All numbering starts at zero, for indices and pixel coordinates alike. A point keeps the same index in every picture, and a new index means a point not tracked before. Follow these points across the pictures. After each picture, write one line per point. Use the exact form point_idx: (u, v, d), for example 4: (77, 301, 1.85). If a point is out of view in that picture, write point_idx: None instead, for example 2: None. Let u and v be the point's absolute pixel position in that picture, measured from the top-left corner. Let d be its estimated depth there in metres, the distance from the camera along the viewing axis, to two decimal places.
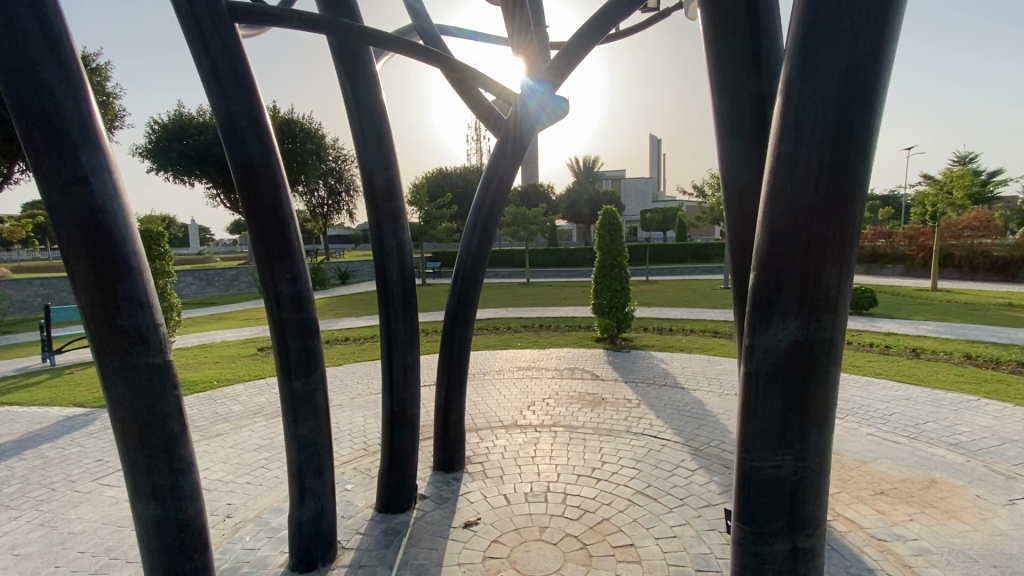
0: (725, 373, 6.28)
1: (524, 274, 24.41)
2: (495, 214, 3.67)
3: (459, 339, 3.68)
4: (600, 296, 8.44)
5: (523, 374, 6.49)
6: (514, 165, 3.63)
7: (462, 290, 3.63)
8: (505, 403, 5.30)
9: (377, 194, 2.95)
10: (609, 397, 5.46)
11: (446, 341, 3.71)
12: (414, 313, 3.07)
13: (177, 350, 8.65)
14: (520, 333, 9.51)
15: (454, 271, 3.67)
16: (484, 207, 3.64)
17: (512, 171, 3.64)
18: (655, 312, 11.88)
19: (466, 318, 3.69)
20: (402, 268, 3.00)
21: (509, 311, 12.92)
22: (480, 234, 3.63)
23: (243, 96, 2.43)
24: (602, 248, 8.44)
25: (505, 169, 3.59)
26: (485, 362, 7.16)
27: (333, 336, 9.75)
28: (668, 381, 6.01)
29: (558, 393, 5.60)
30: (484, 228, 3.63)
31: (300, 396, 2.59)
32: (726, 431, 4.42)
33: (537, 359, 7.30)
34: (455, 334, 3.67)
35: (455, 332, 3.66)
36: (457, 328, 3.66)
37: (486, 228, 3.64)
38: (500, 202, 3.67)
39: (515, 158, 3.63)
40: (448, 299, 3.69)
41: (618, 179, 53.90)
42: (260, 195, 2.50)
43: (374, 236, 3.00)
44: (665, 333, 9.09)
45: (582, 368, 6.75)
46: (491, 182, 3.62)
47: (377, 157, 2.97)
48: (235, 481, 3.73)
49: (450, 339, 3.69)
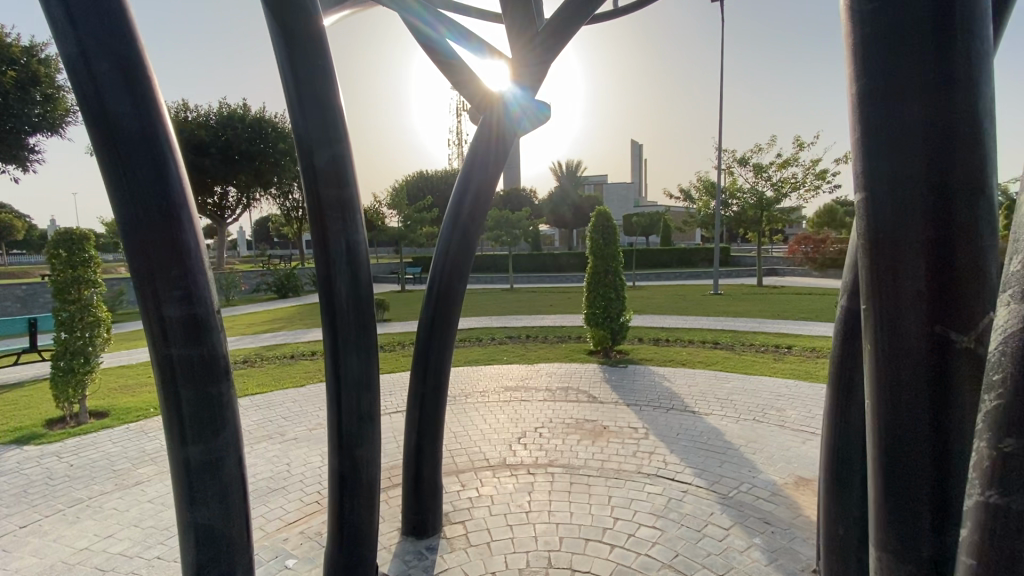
0: (737, 392, 5.62)
1: (507, 280, 23.69)
2: (481, 212, 2.90)
3: (435, 369, 2.89)
4: (593, 305, 7.76)
5: (512, 397, 5.70)
6: (498, 160, 2.90)
7: (437, 308, 2.86)
8: (492, 436, 4.50)
9: (320, 180, 2.16)
10: (613, 425, 4.69)
11: (417, 372, 2.92)
12: (373, 343, 2.28)
13: (116, 369, 7.64)
14: (505, 345, 8.73)
15: (428, 282, 2.90)
16: (465, 201, 2.86)
17: (496, 167, 2.90)
18: (648, 320, 11.24)
19: (443, 343, 2.90)
20: (354, 281, 2.21)
21: (493, 319, 12.16)
22: (461, 236, 2.86)
23: (101, 22, 1.59)
24: (594, 254, 7.75)
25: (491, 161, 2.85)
26: (467, 382, 6.37)
27: (300, 350, 8.88)
28: (676, 404, 5.30)
29: (553, 421, 4.82)
30: (466, 230, 2.86)
31: (199, 468, 1.80)
32: (756, 470, 3.71)
33: (525, 377, 6.51)
34: (430, 364, 2.88)
35: (429, 360, 2.88)
36: (432, 355, 2.88)
37: (468, 229, 2.87)
38: (487, 197, 2.90)
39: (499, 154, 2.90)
40: (420, 318, 2.91)
41: (599, 185, 53.84)
42: (135, 178, 1.67)
43: (316, 237, 2.20)
44: (664, 344, 8.43)
45: (578, 388, 5.97)
46: (474, 175, 2.85)
47: (320, 132, 2.18)
48: (140, 557, 2.87)
49: (422, 369, 2.89)
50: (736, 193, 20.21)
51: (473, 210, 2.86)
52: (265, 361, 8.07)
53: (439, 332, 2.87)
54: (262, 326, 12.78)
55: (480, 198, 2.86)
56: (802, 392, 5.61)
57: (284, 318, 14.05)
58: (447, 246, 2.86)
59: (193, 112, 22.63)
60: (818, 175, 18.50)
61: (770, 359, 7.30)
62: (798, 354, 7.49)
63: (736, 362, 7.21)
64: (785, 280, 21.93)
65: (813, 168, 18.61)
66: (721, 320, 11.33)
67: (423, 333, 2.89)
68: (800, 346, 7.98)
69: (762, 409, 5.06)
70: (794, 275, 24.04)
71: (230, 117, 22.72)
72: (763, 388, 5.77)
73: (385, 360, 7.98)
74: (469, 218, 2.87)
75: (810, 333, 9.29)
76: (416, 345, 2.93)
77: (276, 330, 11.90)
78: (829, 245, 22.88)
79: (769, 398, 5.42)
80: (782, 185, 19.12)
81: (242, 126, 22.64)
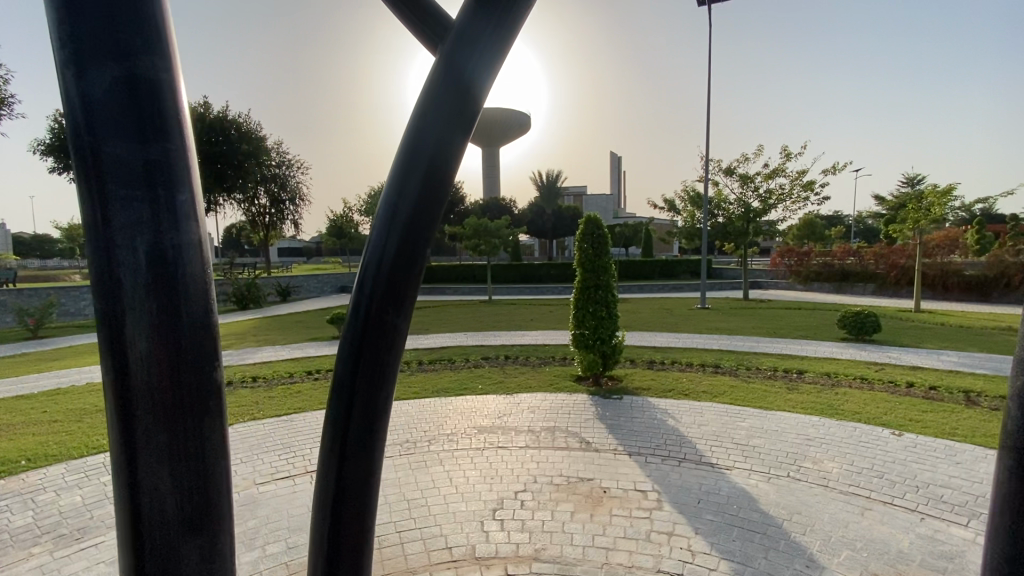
0: (757, 436, 4.68)
1: (485, 292, 22.69)
2: (435, 208, 1.85)
3: (361, 445, 1.83)
4: (581, 324, 6.76)
5: (486, 442, 4.62)
6: (457, 130, 1.81)
7: (363, 354, 1.80)
8: (457, 509, 3.42)
9: (99, 127, 1.10)
10: (613, 487, 3.67)
11: (330, 445, 1.86)
12: (221, 428, 1.23)
13: (10, 400, 6.36)
14: (480, 369, 7.69)
15: (350, 309, 1.84)
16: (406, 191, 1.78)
17: (455, 141, 1.81)
18: (638, 339, 10.30)
19: (373, 406, 1.84)
20: (164, 323, 1.13)
21: (466, 337, 11.06)
22: (401, 244, 1.79)
23: None
24: (583, 265, 6.76)
25: (443, 135, 1.76)
26: (433, 420, 5.30)
27: (241, 375, 7.65)
28: (688, 453, 4.31)
29: (538, 482, 3.76)
30: (406, 234, 1.78)
31: None
32: (815, 565, 2.73)
33: (503, 414, 5.43)
34: (350, 439, 1.83)
35: (350, 433, 1.82)
36: (352, 426, 1.82)
37: (412, 233, 1.80)
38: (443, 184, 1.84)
39: (456, 115, 1.79)
40: (337, 366, 1.85)
41: (579, 196, 53.58)
42: None
43: (90, 240, 1.11)
44: (659, 369, 7.46)
45: (566, 430, 4.92)
46: (416, 157, 1.77)
47: (97, 31, 1.10)
48: None
49: (341, 443, 1.83)
50: (721, 204, 19.56)
51: (418, 203, 1.79)
52: None
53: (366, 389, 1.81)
54: None
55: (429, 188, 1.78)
56: (834, 435, 4.68)
57: (236, 334, 12.71)
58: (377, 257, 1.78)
59: None
60: (805, 186, 17.96)
61: (783, 388, 6.38)
62: (812, 382, 6.61)
63: (746, 391, 6.27)
64: (768, 294, 21.48)
65: (799, 179, 18.02)
66: (715, 338, 10.46)
67: (339, 390, 1.83)
68: (811, 372, 7.10)
69: (794, 461, 4.10)
70: (777, 288, 23.65)
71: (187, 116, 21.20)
72: (787, 430, 4.82)
73: None
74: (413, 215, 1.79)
75: (815, 355, 8.45)
76: (328, 406, 1.87)
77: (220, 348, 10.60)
78: (812, 259, 22.79)
79: (799, 444, 4.46)
80: (768, 197, 18.49)
81: (201, 125, 21.17)
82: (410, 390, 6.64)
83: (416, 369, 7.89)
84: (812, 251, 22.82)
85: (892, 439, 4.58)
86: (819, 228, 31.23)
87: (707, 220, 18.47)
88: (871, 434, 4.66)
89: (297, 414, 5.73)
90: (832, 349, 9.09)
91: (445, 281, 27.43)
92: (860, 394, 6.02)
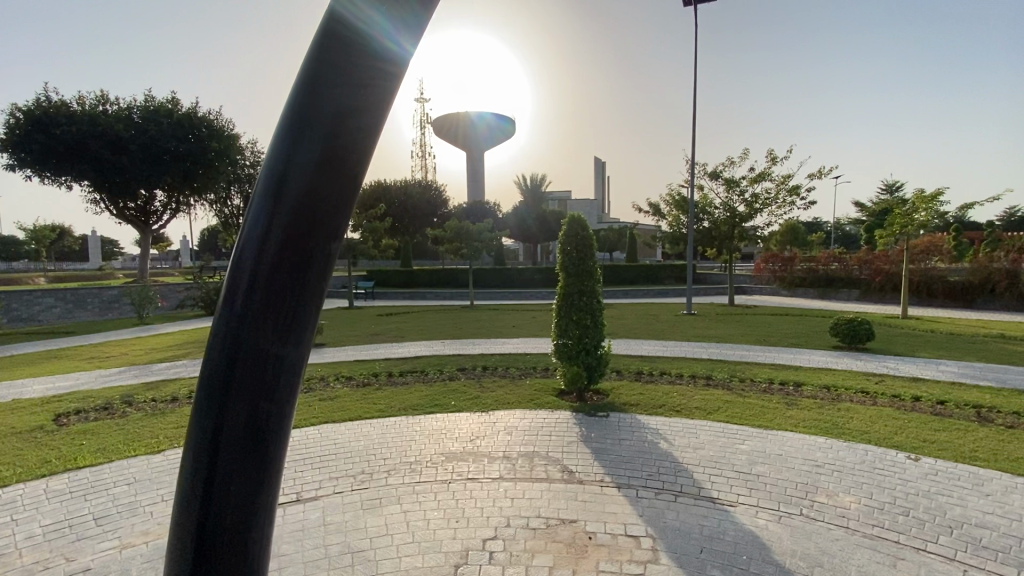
0: (761, 462, 4.16)
1: (467, 297, 22.05)
2: (341, 208, 1.50)
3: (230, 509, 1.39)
4: (564, 334, 6.20)
5: (454, 473, 4.02)
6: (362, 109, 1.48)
7: (230, 387, 1.37)
8: (411, 565, 2.82)
9: None
10: (599, 531, 3.10)
11: (189, 515, 1.41)
12: None
13: None
14: (454, 381, 7.10)
15: (216, 331, 1.41)
16: (293, 176, 1.41)
17: (359, 121, 1.48)
18: (624, 347, 9.78)
19: (243, 462, 1.40)
20: None
21: (443, 345, 10.45)
22: (283, 243, 1.40)
23: None
24: (564, 270, 6.22)
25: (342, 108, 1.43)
26: (395, 445, 4.68)
27: (189, 390, 6.94)
28: (685, 485, 3.76)
29: (511, 526, 3.19)
30: (291, 230, 1.40)
31: None
32: None
33: (475, 437, 4.83)
34: (216, 506, 1.38)
35: (214, 496, 1.38)
36: (222, 486, 1.38)
37: (304, 235, 1.41)
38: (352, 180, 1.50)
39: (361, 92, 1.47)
40: (197, 408, 1.41)
41: (564, 200, 53.28)
42: None
43: None
44: (648, 381, 6.93)
45: (546, 456, 4.34)
46: (309, 137, 1.41)
47: None
48: None
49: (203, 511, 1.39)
50: (707, 208, 19.24)
51: (312, 195, 1.42)
52: (133, 409, 6.15)
53: (241, 434, 1.39)
54: (164, 351, 10.66)
55: (323, 173, 1.43)
56: (846, 461, 4.18)
57: (198, 342, 11.92)
58: (254, 258, 1.39)
59: (112, 104, 20.09)
60: (791, 190, 17.73)
61: (781, 403, 5.89)
62: (810, 395, 6.15)
63: (743, 407, 5.76)
64: (754, 300, 21.24)
65: (784, 184, 17.79)
66: (704, 346, 10.00)
67: (200, 433, 1.40)
68: (809, 385, 6.64)
69: (806, 494, 3.58)
70: (762, 293, 23.46)
71: (154, 110, 20.26)
72: (792, 455, 4.30)
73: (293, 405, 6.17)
74: (307, 211, 1.42)
75: (810, 365, 8.01)
76: (186, 457, 1.43)
77: (175, 357, 9.83)
78: (796, 265, 22.63)
79: (807, 473, 3.95)
80: (753, 201, 18.20)
81: (168, 121, 20.22)
82: (376, 406, 6.00)
83: (383, 382, 7.27)
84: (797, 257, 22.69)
85: (911, 465, 4.09)
86: (802, 233, 31.29)
87: (693, 224, 18.13)
88: (887, 459, 4.17)
89: None
90: (826, 358, 8.68)
91: (426, 286, 26.74)
92: (864, 410, 5.56)
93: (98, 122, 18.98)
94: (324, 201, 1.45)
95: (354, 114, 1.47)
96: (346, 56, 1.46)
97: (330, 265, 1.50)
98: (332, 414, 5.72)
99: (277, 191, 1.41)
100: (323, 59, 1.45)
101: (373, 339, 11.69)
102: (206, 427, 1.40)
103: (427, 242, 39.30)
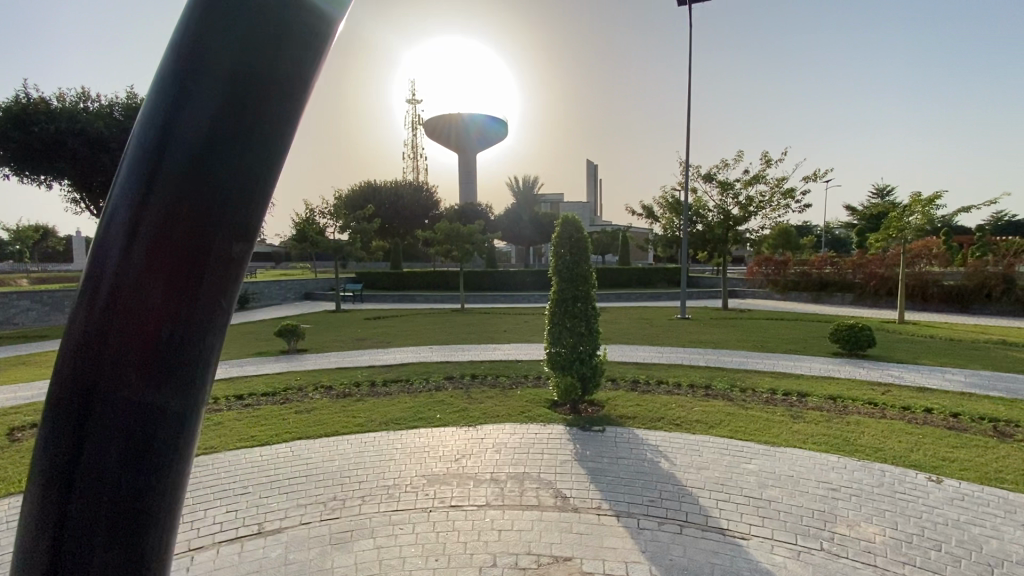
0: (772, 485, 3.84)
1: (457, 300, 21.66)
2: (237, 216, 1.27)
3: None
4: (557, 343, 5.84)
5: (437, 499, 3.65)
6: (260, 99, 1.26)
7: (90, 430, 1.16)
8: None
9: None
10: (599, 572, 2.75)
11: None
12: None
13: None
14: (441, 391, 6.72)
15: (70, 364, 1.18)
16: (167, 178, 1.18)
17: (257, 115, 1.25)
18: (619, 353, 9.43)
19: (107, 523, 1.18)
20: None
21: (430, 350, 10.05)
22: (156, 259, 1.18)
23: None
24: (558, 274, 5.87)
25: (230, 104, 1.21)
26: (375, 467, 4.30)
27: None
28: (690, 513, 3.42)
29: (498, 566, 2.82)
30: (165, 243, 1.18)
31: None
32: None
33: (461, 457, 4.45)
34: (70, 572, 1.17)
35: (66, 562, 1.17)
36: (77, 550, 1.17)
37: (182, 252, 1.19)
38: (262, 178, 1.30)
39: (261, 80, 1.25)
40: (47, 455, 1.18)
41: (556, 203, 53.07)
42: None
43: None
44: (645, 392, 6.58)
45: (538, 479, 3.97)
46: (189, 134, 1.19)
47: None
48: None
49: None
50: (701, 211, 18.98)
51: (195, 202, 1.20)
52: None
53: (104, 489, 1.17)
54: None
55: (208, 177, 1.21)
56: (863, 484, 3.88)
57: None
58: (116, 276, 1.17)
59: (92, 100, 19.50)
60: (785, 193, 17.54)
61: (787, 416, 5.56)
62: (816, 407, 5.85)
63: (747, 420, 5.42)
64: (748, 303, 21.05)
65: (779, 187, 17.59)
66: (701, 352, 9.68)
67: (50, 485, 1.18)
68: (814, 396, 6.34)
69: (824, 525, 3.25)
70: (755, 297, 23.30)
71: (136, 107, 19.69)
72: (805, 477, 3.98)
73: (266, 418, 5.73)
74: (190, 224, 1.20)
75: (813, 373, 7.71)
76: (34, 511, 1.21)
77: None
78: (790, 268, 22.49)
79: (824, 499, 3.63)
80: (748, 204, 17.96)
81: None
82: (356, 419, 5.60)
83: (365, 392, 6.87)
84: (790, 261, 22.55)
85: (933, 491, 3.80)
86: (794, 237, 31.27)
87: (687, 227, 17.85)
88: (907, 484, 3.89)
89: (207, 455, 4.62)
90: (827, 365, 8.42)
91: (416, 288, 26.31)
92: (874, 424, 5.27)
93: (77, 118, 18.36)
94: (215, 212, 1.23)
95: (267, 103, 1.27)
96: (249, 43, 1.23)
97: (221, 284, 1.28)
98: (308, 428, 5.31)
99: (149, 196, 1.18)
100: (214, 43, 1.20)
101: (358, 344, 11.25)
102: (59, 479, 1.18)
103: (417, 244, 38.81)
